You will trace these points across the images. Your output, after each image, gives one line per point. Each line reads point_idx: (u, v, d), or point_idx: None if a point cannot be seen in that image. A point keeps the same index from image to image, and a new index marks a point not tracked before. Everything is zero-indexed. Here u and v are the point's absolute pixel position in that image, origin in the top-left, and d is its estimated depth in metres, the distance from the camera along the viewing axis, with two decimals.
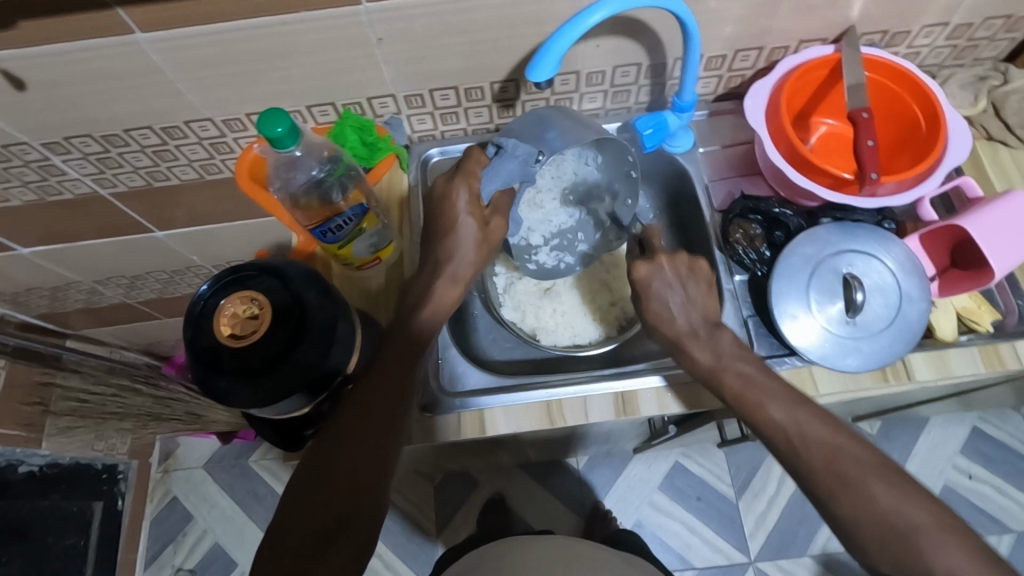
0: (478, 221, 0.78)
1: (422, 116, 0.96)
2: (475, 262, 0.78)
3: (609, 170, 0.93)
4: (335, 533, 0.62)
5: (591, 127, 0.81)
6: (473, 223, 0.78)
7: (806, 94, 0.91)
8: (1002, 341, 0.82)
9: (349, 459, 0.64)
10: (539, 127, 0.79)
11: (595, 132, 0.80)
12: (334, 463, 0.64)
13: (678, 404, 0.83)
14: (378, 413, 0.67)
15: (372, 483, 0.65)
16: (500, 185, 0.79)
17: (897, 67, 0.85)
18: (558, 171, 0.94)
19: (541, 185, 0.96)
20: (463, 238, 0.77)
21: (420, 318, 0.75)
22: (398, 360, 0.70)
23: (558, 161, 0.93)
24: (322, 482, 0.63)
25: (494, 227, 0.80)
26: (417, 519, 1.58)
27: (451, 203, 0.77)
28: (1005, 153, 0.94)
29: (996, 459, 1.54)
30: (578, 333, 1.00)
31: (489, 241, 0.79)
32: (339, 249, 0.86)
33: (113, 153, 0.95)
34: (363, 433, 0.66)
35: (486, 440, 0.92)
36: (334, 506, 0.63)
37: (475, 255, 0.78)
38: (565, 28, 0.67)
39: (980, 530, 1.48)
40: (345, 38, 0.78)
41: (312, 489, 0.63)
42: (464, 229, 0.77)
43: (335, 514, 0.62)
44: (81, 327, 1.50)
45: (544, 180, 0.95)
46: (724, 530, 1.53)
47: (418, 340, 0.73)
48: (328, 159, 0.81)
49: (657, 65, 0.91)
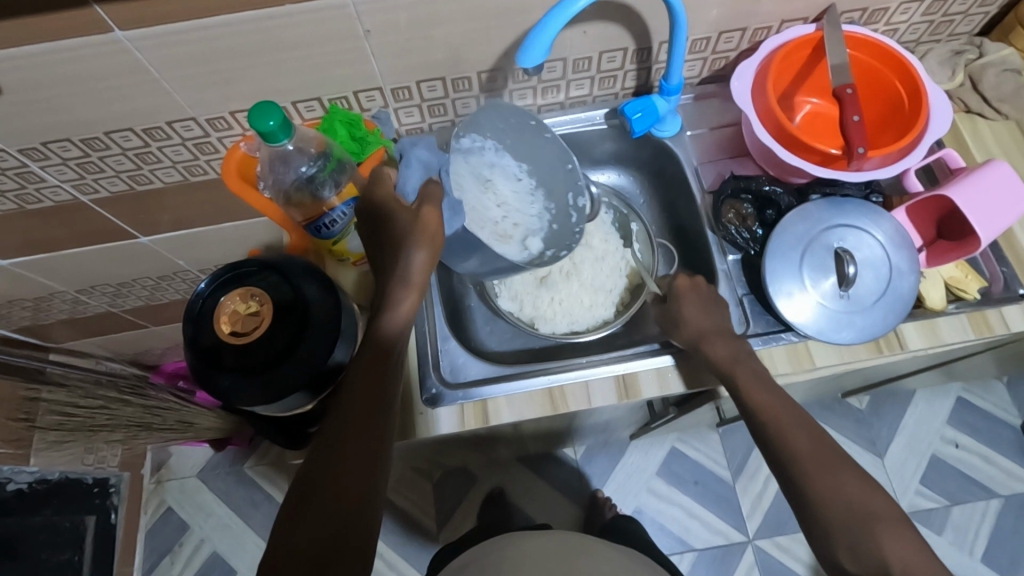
0: (409, 218, 0.70)
1: (408, 109, 0.96)
2: (426, 263, 0.70)
3: (527, 157, 0.93)
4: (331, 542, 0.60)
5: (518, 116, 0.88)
6: (404, 219, 0.70)
7: (791, 73, 0.92)
8: (990, 308, 0.84)
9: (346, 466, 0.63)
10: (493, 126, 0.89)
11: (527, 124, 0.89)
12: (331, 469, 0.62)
13: (679, 384, 0.84)
14: (377, 416, 0.65)
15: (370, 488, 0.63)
16: (419, 178, 0.75)
17: (880, 45, 0.86)
18: (497, 197, 0.91)
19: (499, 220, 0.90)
20: (407, 241, 0.69)
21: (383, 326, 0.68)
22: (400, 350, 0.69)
23: (485, 180, 0.90)
24: (321, 488, 0.62)
25: (428, 216, 0.70)
26: (417, 516, 1.58)
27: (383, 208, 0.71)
28: (983, 126, 0.96)
29: (981, 428, 1.58)
30: (578, 321, 1.00)
31: (431, 234, 0.70)
32: (333, 245, 0.86)
33: (94, 157, 0.92)
34: (362, 438, 0.64)
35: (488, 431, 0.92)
36: (333, 513, 0.61)
37: (427, 251, 0.70)
38: (553, 13, 0.67)
39: (968, 497, 1.52)
40: (331, 30, 0.77)
41: (313, 497, 0.62)
42: (400, 229, 0.70)
43: (332, 521, 0.60)
44: (65, 340, 1.46)
45: (493, 210, 0.90)
46: (722, 511, 1.55)
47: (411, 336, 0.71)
48: (318, 155, 0.80)
49: (643, 50, 0.91)
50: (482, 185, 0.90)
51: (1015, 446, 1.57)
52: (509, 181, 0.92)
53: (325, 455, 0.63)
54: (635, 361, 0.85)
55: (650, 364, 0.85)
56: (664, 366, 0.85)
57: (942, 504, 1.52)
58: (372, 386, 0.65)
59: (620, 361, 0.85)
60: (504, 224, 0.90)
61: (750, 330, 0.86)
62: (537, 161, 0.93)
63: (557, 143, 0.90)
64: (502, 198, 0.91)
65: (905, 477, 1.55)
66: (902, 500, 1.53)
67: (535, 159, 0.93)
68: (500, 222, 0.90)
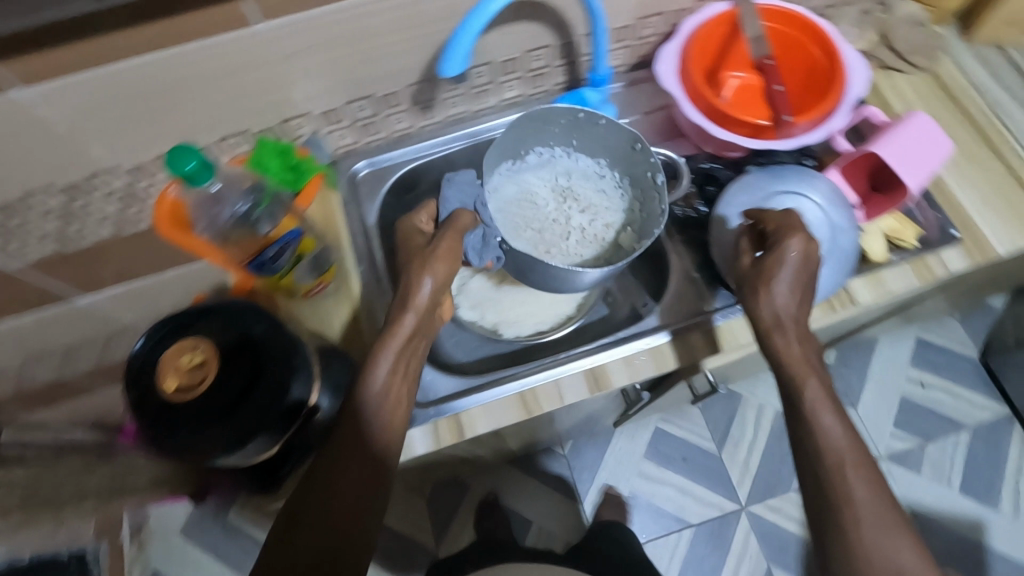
0: (420, 253, 0.76)
1: (341, 131, 0.94)
2: (432, 280, 0.74)
3: (591, 146, 0.94)
4: (331, 555, 0.63)
5: (541, 115, 0.88)
6: (413, 247, 0.79)
7: (712, 52, 0.94)
8: (929, 254, 0.87)
9: (345, 481, 0.65)
10: (534, 134, 0.92)
11: (544, 120, 0.89)
12: (329, 485, 0.65)
13: (648, 369, 0.85)
14: (375, 429, 0.68)
15: (368, 500, 0.66)
16: (455, 206, 0.85)
17: (791, 16, 0.89)
18: (580, 201, 0.97)
19: (586, 223, 0.96)
20: (419, 274, 0.74)
21: (401, 324, 0.72)
22: (403, 364, 0.71)
23: (565, 190, 0.97)
24: (323, 504, 0.64)
25: (442, 249, 0.76)
26: (415, 537, 1.55)
27: (406, 238, 0.81)
28: (900, 80, 1.00)
29: (942, 364, 1.65)
30: (543, 320, 0.99)
31: (441, 256, 0.76)
32: (279, 279, 0.85)
33: (15, 223, 0.87)
34: (362, 452, 0.66)
35: (468, 443, 0.91)
36: (331, 527, 0.64)
37: (438, 274, 0.75)
38: (469, 19, 0.67)
39: (940, 433, 1.58)
40: (247, 61, 0.75)
41: (314, 510, 0.64)
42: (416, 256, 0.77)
43: (330, 535, 0.64)
44: (16, 416, 1.38)
45: (576, 215, 0.96)
46: (714, 483, 1.58)
47: (414, 342, 0.73)
48: (250, 190, 0.81)
49: (567, 44, 0.92)
50: (562, 196, 0.97)
51: (975, 376, 1.64)
52: (592, 181, 0.97)
53: (325, 470, 0.65)
54: (602, 353, 0.85)
55: (617, 352, 0.85)
56: (629, 353, 0.85)
57: (917, 444, 1.58)
58: (371, 397, 0.68)
59: (587, 354, 0.85)
60: (594, 224, 0.96)
61: (707, 307, 0.88)
62: (613, 154, 0.93)
63: (585, 119, 0.87)
64: (586, 201, 0.97)
65: (880, 422, 1.60)
66: (879, 445, 1.58)
67: (598, 145, 0.93)
68: (586, 225, 0.96)
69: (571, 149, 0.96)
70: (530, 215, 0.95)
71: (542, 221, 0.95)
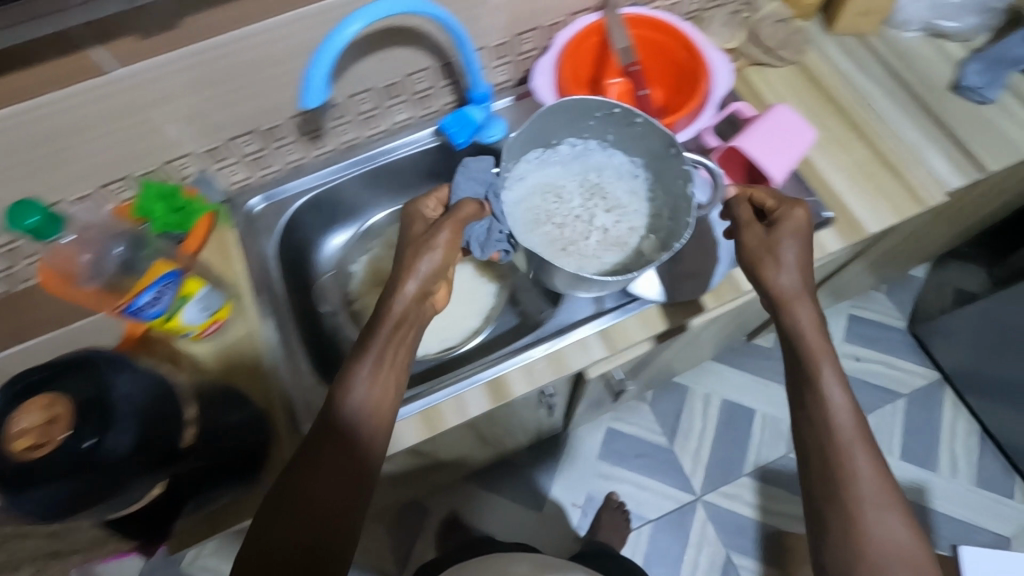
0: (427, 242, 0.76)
1: (232, 167, 0.94)
2: (433, 263, 0.75)
3: (625, 144, 0.91)
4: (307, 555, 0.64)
5: (570, 108, 0.84)
6: (416, 231, 0.80)
7: (588, 61, 0.97)
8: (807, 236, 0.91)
9: (318, 483, 0.65)
10: (566, 122, 0.88)
11: (580, 107, 0.85)
12: (304, 488, 0.65)
13: (550, 373, 0.87)
14: (354, 429, 0.68)
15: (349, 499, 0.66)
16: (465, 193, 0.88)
17: (654, 21, 0.93)
18: (609, 201, 0.95)
19: (611, 224, 0.94)
20: (431, 257, 0.75)
21: (393, 309, 0.72)
22: (389, 353, 0.71)
23: (595, 185, 0.95)
24: (292, 507, 0.65)
25: (440, 236, 0.77)
26: (375, 565, 1.53)
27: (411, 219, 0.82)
28: (772, 73, 1.05)
29: (875, 337, 1.70)
30: (455, 335, 1.01)
31: (433, 245, 0.76)
32: (167, 322, 0.84)
33: None
34: (339, 453, 0.67)
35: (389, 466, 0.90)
36: (309, 529, 0.64)
37: (438, 262, 0.75)
38: (323, 48, 0.68)
39: (879, 404, 1.63)
40: (112, 108, 0.75)
41: (289, 512, 0.65)
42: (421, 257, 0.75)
43: (308, 537, 0.64)
44: None
45: (601, 213, 0.94)
46: (667, 476, 1.59)
47: (404, 329, 0.73)
48: (131, 240, 0.84)
49: (446, 65, 0.94)
50: (589, 192, 0.95)
51: (907, 345, 1.69)
52: (626, 180, 0.94)
53: (300, 472, 0.66)
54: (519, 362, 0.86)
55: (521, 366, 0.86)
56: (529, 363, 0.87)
57: None
58: (346, 397, 0.69)
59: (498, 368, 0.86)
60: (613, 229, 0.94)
61: (603, 307, 0.90)
62: (650, 154, 0.90)
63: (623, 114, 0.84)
64: (615, 201, 0.95)
65: None
66: None
67: (636, 145, 0.90)
68: (608, 225, 0.94)
69: (608, 146, 0.93)
70: (553, 206, 0.94)
71: (567, 214, 0.94)
